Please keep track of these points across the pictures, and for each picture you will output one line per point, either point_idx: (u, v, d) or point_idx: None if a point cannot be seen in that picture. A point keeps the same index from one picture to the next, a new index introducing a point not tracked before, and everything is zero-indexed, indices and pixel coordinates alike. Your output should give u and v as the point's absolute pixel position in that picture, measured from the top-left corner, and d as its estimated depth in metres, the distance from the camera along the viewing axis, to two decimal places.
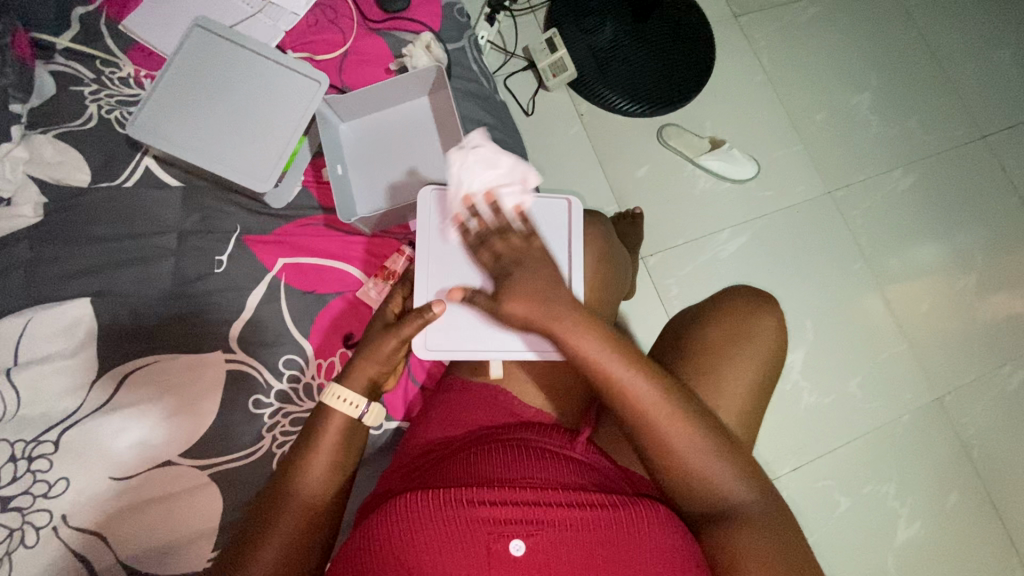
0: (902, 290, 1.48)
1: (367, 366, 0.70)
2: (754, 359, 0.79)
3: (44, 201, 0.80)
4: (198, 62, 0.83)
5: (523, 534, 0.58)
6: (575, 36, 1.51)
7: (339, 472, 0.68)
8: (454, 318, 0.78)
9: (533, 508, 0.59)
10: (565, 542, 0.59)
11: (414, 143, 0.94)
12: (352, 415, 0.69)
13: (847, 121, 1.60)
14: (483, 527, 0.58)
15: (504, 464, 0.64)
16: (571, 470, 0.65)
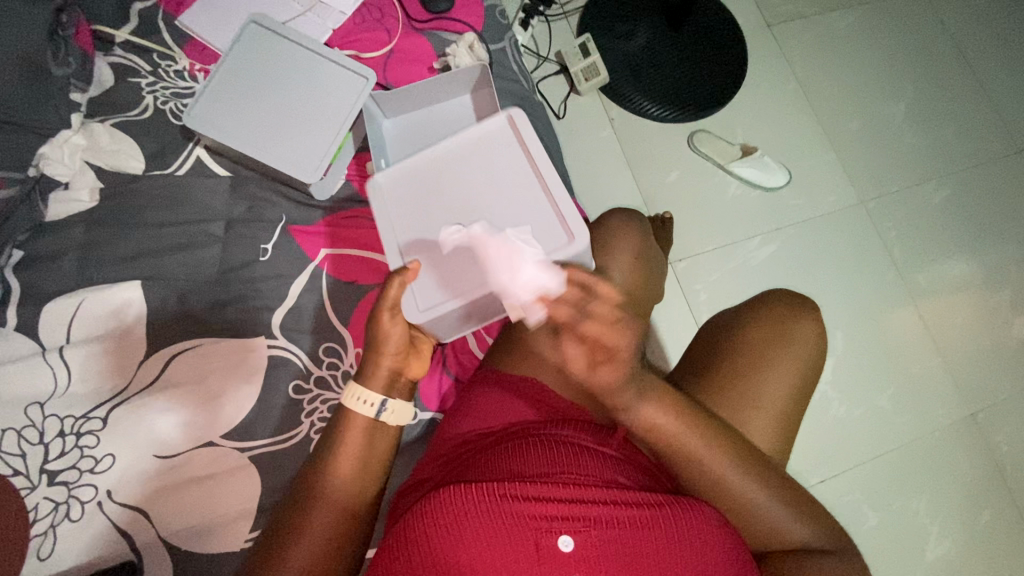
0: (936, 303, 1.45)
1: (379, 359, 0.67)
2: (795, 361, 0.79)
3: (99, 185, 0.84)
4: (252, 57, 0.85)
5: (573, 530, 0.57)
6: (609, 41, 1.52)
7: (367, 473, 0.66)
8: (432, 273, 0.72)
9: (578, 505, 0.59)
10: (612, 538, 0.58)
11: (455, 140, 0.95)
12: (370, 416, 0.66)
13: (881, 131, 1.58)
14: (532, 522, 0.57)
15: (544, 460, 0.64)
16: (612, 468, 0.66)
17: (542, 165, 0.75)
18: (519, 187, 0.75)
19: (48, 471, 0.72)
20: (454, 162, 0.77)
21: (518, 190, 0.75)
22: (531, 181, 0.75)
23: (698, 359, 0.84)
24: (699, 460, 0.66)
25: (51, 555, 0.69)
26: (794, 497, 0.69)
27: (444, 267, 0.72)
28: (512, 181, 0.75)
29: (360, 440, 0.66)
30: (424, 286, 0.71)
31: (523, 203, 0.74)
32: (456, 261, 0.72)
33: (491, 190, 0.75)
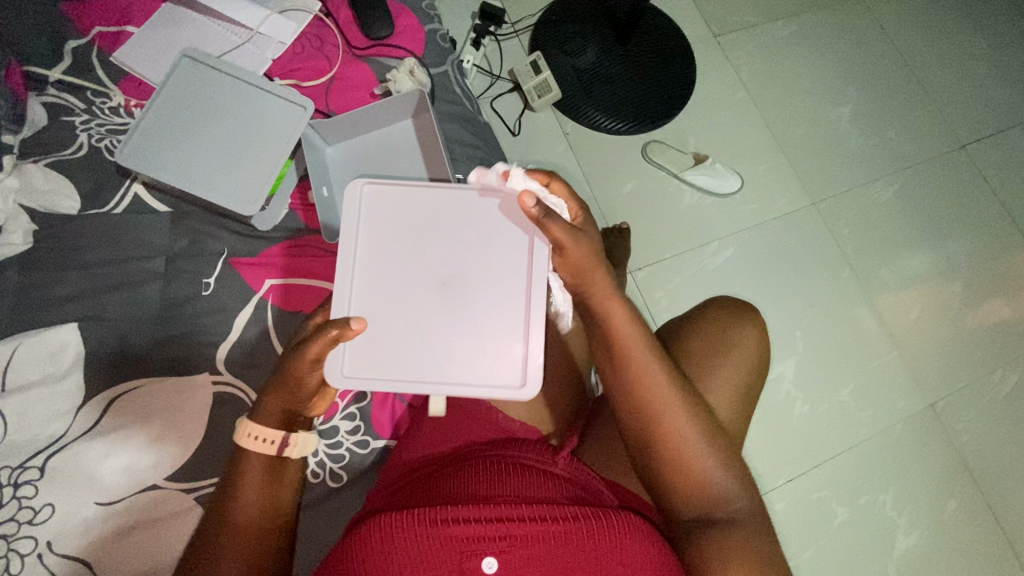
0: (890, 298, 1.50)
1: (280, 397, 0.63)
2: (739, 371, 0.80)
3: (34, 227, 0.82)
4: (187, 91, 0.85)
5: (497, 551, 0.59)
6: (559, 58, 1.55)
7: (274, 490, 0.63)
8: (373, 335, 0.66)
9: (503, 524, 0.60)
10: (536, 556, 0.60)
11: (402, 166, 0.95)
12: (269, 454, 0.63)
13: (828, 134, 1.64)
14: (457, 545, 0.59)
15: (480, 483, 0.65)
16: (549, 486, 0.66)
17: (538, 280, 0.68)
18: (500, 283, 0.68)
19: None
20: (441, 228, 0.70)
21: (483, 292, 0.68)
22: (513, 296, 0.68)
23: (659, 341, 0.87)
24: (644, 380, 0.63)
25: None
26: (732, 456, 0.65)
27: (394, 336, 0.67)
28: (495, 275, 0.69)
29: (261, 480, 0.62)
30: (370, 355, 0.66)
31: (496, 303, 0.68)
32: (410, 336, 0.67)
33: (476, 267, 0.69)
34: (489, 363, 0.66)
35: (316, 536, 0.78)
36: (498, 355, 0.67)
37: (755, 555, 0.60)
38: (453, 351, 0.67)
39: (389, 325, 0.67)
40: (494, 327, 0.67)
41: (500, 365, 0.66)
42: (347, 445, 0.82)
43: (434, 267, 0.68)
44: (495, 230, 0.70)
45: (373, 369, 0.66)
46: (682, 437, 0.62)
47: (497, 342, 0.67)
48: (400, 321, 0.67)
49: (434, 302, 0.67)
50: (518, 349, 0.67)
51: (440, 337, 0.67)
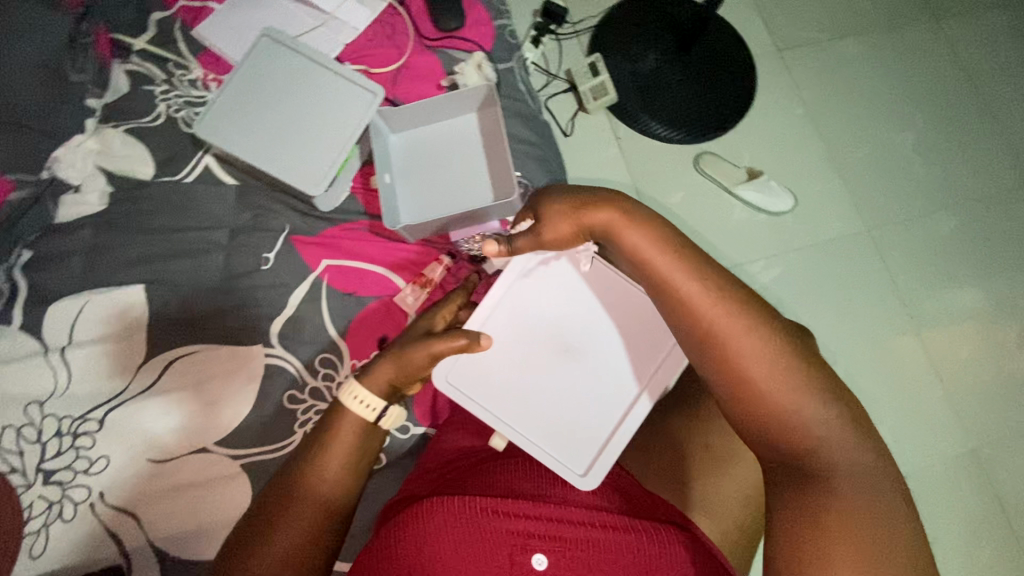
0: (940, 335, 1.44)
1: (390, 369, 0.68)
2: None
3: (109, 190, 0.85)
4: (264, 69, 0.87)
5: (547, 549, 0.61)
6: (618, 62, 1.54)
7: (351, 468, 0.64)
8: (483, 361, 0.77)
9: (554, 524, 0.62)
10: (585, 558, 0.61)
11: (462, 158, 0.94)
12: (367, 418, 0.65)
13: (888, 159, 1.59)
14: (508, 538, 0.61)
15: (529, 483, 0.68)
16: (594, 492, 0.68)
17: (630, 425, 0.74)
18: (607, 401, 0.75)
19: (43, 470, 0.74)
20: (576, 327, 0.79)
21: (577, 398, 0.76)
22: (600, 420, 0.75)
23: None
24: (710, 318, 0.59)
25: (42, 554, 0.71)
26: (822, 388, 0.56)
27: (501, 375, 0.77)
28: (602, 393, 0.76)
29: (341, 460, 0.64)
30: (474, 380, 0.77)
31: (595, 409, 0.75)
32: (511, 382, 0.77)
33: (587, 371, 0.77)
34: (570, 449, 0.72)
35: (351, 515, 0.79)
36: (577, 445, 0.73)
37: (864, 512, 0.50)
38: (533, 419, 0.75)
39: (493, 362, 0.78)
40: (585, 424, 0.75)
41: (568, 454, 0.72)
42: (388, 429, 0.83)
43: (553, 336, 0.78)
44: (613, 363, 0.77)
45: (472, 389, 0.76)
46: (761, 375, 0.56)
47: (571, 438, 0.73)
48: (507, 368, 0.77)
49: (542, 364, 0.77)
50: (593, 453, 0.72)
51: (534, 394, 0.76)
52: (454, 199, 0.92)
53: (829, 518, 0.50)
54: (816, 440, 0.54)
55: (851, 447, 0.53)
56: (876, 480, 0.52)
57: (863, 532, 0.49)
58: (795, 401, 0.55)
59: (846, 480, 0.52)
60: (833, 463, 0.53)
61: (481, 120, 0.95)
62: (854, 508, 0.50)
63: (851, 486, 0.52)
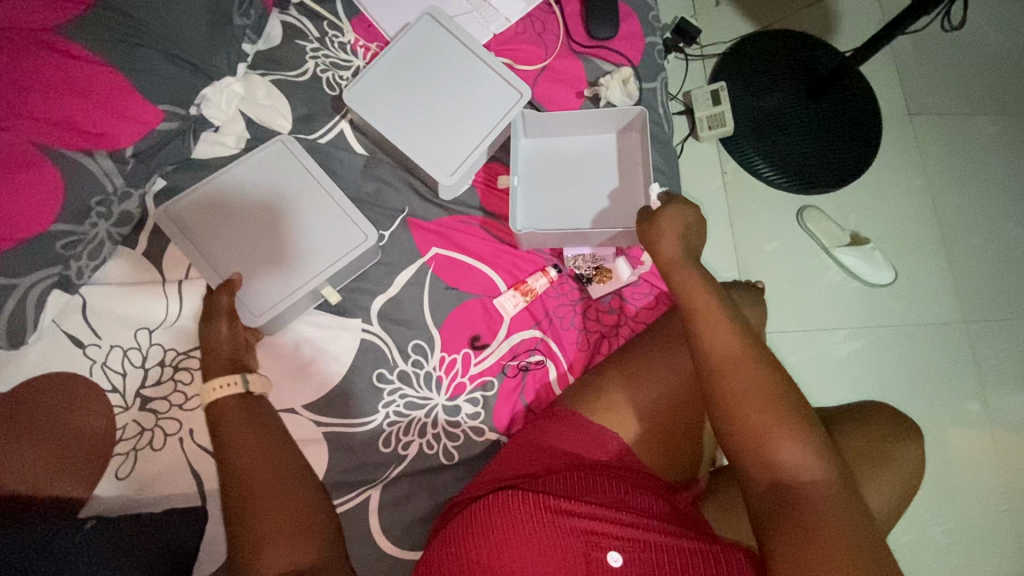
0: (1019, 448, 1.36)
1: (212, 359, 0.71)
2: (900, 481, 0.76)
3: (246, 136, 0.87)
4: (418, 48, 0.87)
5: (621, 547, 0.64)
6: (742, 94, 1.47)
7: (264, 433, 0.66)
8: (247, 278, 0.78)
9: (627, 527, 0.65)
10: (661, 561, 0.63)
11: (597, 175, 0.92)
12: (239, 391, 0.68)
13: (1002, 253, 1.49)
14: (585, 536, 0.65)
15: (599, 486, 0.70)
16: (664, 510, 0.70)
17: (323, 205, 0.82)
18: (302, 195, 0.82)
19: (141, 396, 0.76)
20: (233, 204, 0.81)
21: (285, 221, 0.81)
22: (334, 210, 0.82)
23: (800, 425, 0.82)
24: (723, 345, 0.66)
25: (128, 476, 0.73)
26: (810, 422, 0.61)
27: (256, 263, 0.79)
28: (292, 203, 0.82)
29: (251, 429, 0.65)
30: (255, 288, 0.78)
31: (301, 215, 0.82)
32: (271, 254, 0.80)
33: (271, 216, 0.81)
34: (350, 230, 0.82)
35: (413, 505, 0.78)
36: (359, 263, 0.83)
37: (840, 538, 0.54)
38: (308, 254, 0.80)
39: (254, 274, 0.78)
40: (330, 215, 0.82)
41: (347, 237, 0.81)
42: (465, 426, 0.83)
43: (245, 219, 0.80)
44: (276, 181, 0.83)
45: (259, 301, 0.78)
46: (750, 395, 0.62)
47: (339, 227, 0.82)
48: (265, 264, 0.79)
49: (262, 231, 0.80)
50: (361, 241, 0.81)
51: (291, 238, 0.81)
52: (582, 217, 0.90)
53: (815, 540, 0.54)
54: (800, 470, 0.58)
55: (832, 481, 0.58)
56: (856, 511, 0.56)
57: (843, 553, 0.53)
58: (782, 429, 0.60)
59: (829, 506, 0.56)
60: (807, 485, 0.58)
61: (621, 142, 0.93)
62: (833, 529, 0.55)
63: (833, 512, 0.56)
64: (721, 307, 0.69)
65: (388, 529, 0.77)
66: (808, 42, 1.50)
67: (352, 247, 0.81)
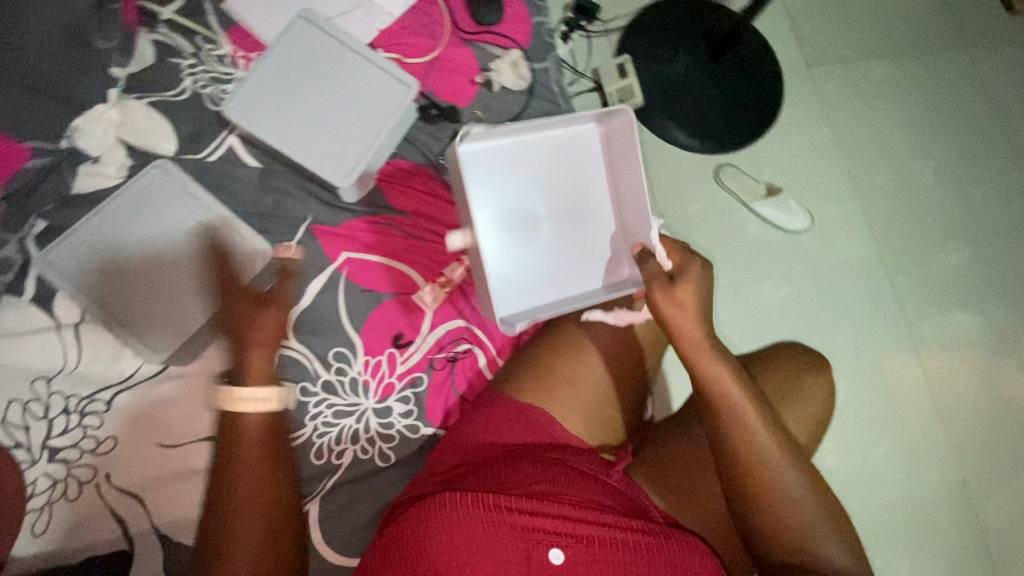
0: (940, 364, 1.45)
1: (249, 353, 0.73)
2: (808, 409, 0.81)
3: (129, 163, 0.83)
4: (296, 52, 0.84)
5: (563, 544, 0.66)
6: (647, 65, 1.50)
7: (272, 451, 0.70)
8: (139, 314, 0.76)
9: (570, 523, 0.67)
10: (596, 555, 0.66)
11: (554, 181, 0.90)
12: (268, 408, 0.70)
13: (906, 187, 1.58)
14: (527, 534, 0.66)
15: (542, 479, 0.70)
16: (605, 496, 0.72)
17: (208, 226, 0.80)
18: (173, 223, 0.79)
19: (48, 448, 0.73)
20: (112, 239, 0.78)
21: (169, 247, 0.79)
22: (220, 231, 0.80)
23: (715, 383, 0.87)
24: (756, 438, 0.67)
25: (45, 530, 0.70)
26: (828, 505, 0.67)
27: (146, 297, 0.77)
28: (175, 228, 0.79)
29: (259, 457, 0.68)
30: (148, 323, 0.77)
31: (180, 238, 0.79)
32: (160, 285, 0.77)
33: (152, 244, 0.78)
34: (240, 249, 0.80)
35: (354, 512, 0.78)
36: (265, 282, 0.81)
37: None
38: (198, 279, 0.78)
39: (145, 308, 0.77)
40: (216, 236, 0.80)
41: (238, 256, 0.80)
42: (397, 425, 0.83)
43: (126, 253, 0.78)
44: (156, 207, 0.80)
45: (154, 335, 0.77)
46: (781, 492, 0.66)
47: (227, 247, 0.80)
48: (154, 296, 0.77)
49: (148, 262, 0.78)
50: (254, 259, 0.80)
51: (169, 270, 0.78)
52: (549, 235, 0.90)
53: None
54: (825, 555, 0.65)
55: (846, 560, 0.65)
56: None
57: None
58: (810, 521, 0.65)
59: None
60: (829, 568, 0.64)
61: (585, 138, 0.92)
62: None
63: None
64: (748, 397, 0.69)
65: (330, 539, 0.77)
66: (703, 7, 1.54)
67: (244, 266, 0.80)
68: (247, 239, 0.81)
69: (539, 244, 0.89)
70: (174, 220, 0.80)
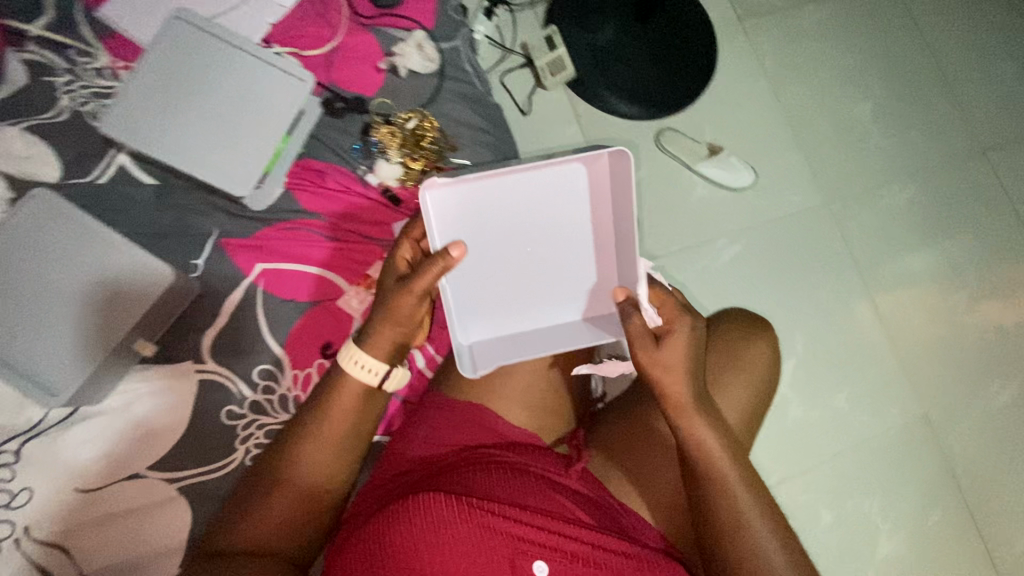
0: (896, 305, 1.44)
1: (383, 327, 0.67)
2: (753, 375, 0.80)
3: (10, 195, 0.76)
4: (175, 56, 0.79)
5: (547, 557, 0.63)
6: (575, 32, 1.44)
7: (353, 439, 0.69)
8: (30, 354, 0.70)
9: (552, 534, 0.64)
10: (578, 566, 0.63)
11: (536, 223, 0.78)
12: (371, 382, 0.68)
13: (850, 132, 1.54)
14: (512, 545, 0.62)
15: (516, 488, 0.67)
16: (572, 502, 0.68)
17: (102, 255, 0.73)
18: (63, 255, 0.72)
19: None
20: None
21: (60, 282, 0.71)
22: (116, 259, 0.73)
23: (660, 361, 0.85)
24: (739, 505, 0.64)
25: None
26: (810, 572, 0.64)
27: (37, 337, 0.70)
28: (66, 259, 0.72)
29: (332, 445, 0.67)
30: (41, 363, 0.69)
31: (71, 271, 0.72)
32: (51, 324, 0.70)
33: (40, 280, 0.71)
34: (138, 277, 0.73)
35: None
36: (173, 305, 0.76)
37: None
38: (93, 315, 0.71)
39: (35, 348, 0.70)
40: (110, 266, 0.73)
41: (136, 286, 0.73)
42: None
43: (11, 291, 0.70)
44: (43, 238, 0.72)
45: (48, 376, 0.69)
46: (765, 563, 0.63)
47: (124, 276, 0.73)
48: (45, 335, 0.70)
49: (36, 300, 0.71)
50: (153, 286, 0.73)
51: (58, 308, 0.71)
52: (526, 284, 0.80)
53: None
54: None
55: None
56: None
57: None
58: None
59: None
60: None
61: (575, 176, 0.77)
62: None
63: None
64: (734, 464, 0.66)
65: None
66: None
67: (144, 295, 0.73)
68: (147, 265, 0.74)
69: (511, 293, 0.79)
70: (64, 251, 0.73)
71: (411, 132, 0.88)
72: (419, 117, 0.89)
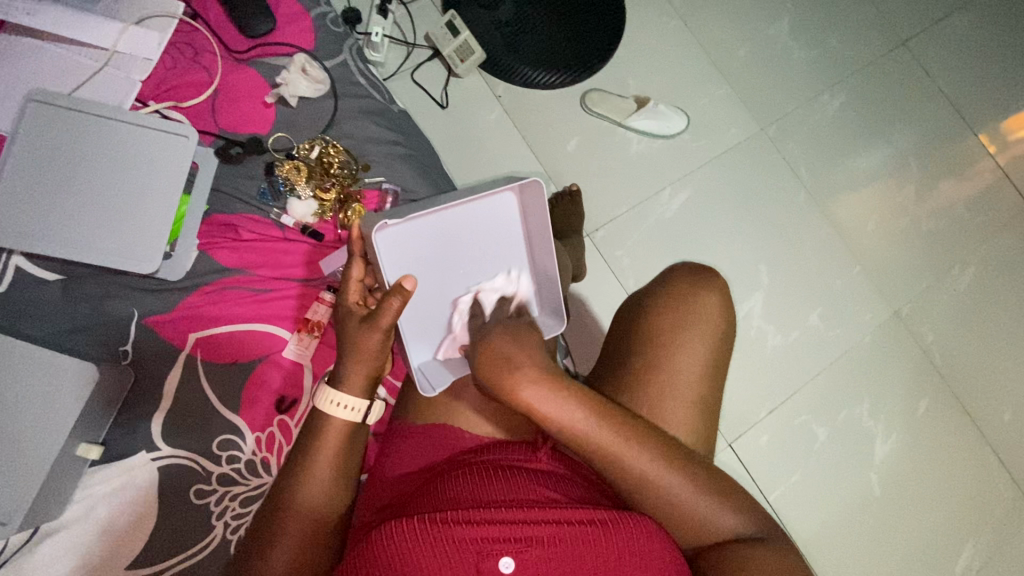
0: (850, 213, 1.43)
1: (356, 364, 0.65)
2: (706, 327, 0.80)
3: None
4: (40, 141, 0.73)
5: (513, 550, 0.55)
6: (475, 12, 1.37)
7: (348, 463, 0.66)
8: None
9: (519, 526, 0.56)
10: (553, 555, 0.55)
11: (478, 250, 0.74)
12: (357, 420, 0.66)
13: (771, 53, 1.51)
14: (472, 545, 0.54)
15: (477, 486, 0.61)
16: (542, 483, 0.63)
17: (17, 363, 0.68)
18: None
19: None
20: None
21: None
22: (33, 364, 0.69)
23: (618, 332, 0.85)
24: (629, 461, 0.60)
25: None
26: (720, 486, 0.64)
27: None
28: None
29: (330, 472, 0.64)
30: None
31: None
32: None
33: None
34: (65, 381, 0.69)
35: None
36: (112, 398, 0.73)
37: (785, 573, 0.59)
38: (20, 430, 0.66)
39: None
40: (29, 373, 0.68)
41: (64, 390, 0.69)
42: None
43: None
44: None
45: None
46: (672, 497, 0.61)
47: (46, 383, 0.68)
48: None
49: None
50: (83, 386, 0.69)
51: None
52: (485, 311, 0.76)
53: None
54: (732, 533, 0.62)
55: (758, 539, 0.62)
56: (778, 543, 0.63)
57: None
58: (708, 513, 0.62)
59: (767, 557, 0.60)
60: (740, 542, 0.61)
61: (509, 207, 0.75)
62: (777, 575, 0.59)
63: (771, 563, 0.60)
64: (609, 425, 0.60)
65: None
66: None
67: (75, 399, 0.69)
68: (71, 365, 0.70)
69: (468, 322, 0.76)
70: None
71: (316, 161, 0.85)
72: (321, 144, 0.86)
